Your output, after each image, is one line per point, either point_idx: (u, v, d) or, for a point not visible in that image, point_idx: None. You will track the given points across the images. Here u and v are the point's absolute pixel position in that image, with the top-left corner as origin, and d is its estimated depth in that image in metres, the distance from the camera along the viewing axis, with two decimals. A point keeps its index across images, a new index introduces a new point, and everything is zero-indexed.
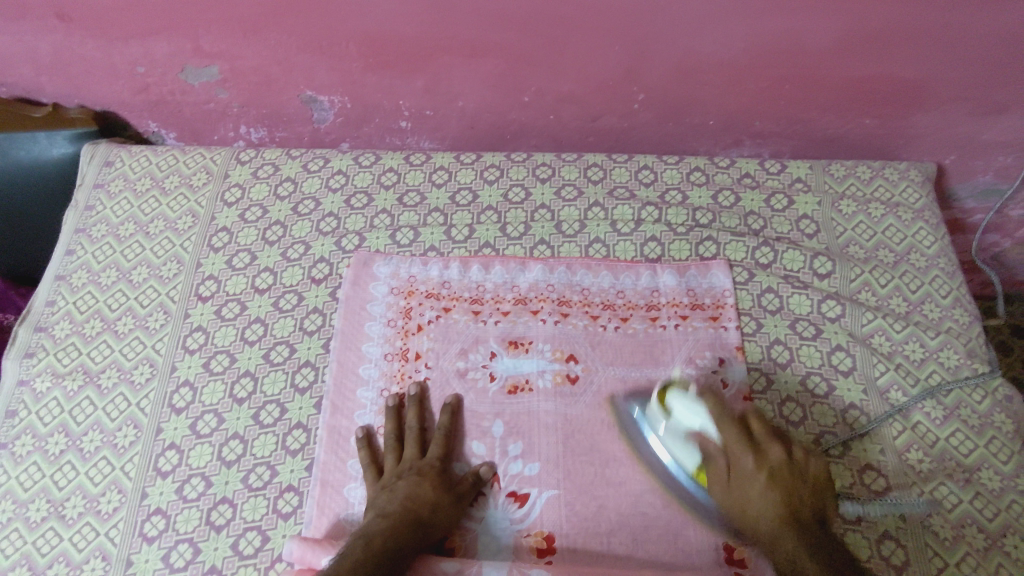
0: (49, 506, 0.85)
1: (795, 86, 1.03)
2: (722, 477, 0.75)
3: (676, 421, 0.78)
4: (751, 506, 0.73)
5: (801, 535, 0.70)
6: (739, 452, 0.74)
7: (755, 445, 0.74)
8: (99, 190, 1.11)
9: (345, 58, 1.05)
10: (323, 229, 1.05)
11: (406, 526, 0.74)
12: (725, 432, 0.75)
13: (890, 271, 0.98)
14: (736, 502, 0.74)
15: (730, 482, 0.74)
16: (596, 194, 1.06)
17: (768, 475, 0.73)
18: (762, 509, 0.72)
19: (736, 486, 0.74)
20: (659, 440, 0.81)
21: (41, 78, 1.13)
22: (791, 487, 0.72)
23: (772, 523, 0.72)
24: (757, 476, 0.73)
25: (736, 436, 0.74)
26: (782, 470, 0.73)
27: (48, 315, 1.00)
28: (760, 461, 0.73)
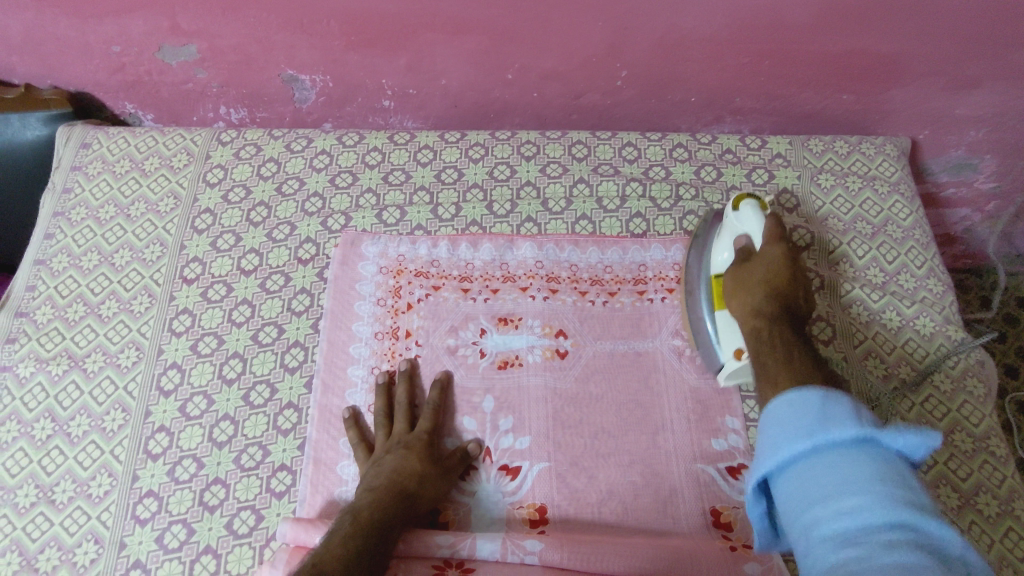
0: (37, 492, 0.85)
1: (774, 61, 1.04)
2: (740, 265, 0.82)
3: (734, 222, 0.86)
4: (755, 283, 0.79)
5: (782, 320, 0.74)
6: (771, 242, 0.81)
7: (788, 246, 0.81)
8: (77, 172, 1.09)
9: (326, 36, 1.04)
10: (309, 209, 1.04)
11: (392, 497, 0.75)
12: (772, 221, 0.82)
13: (868, 243, 1.00)
14: (741, 277, 0.81)
15: (748, 265, 0.82)
16: (581, 171, 1.06)
17: (782, 260, 0.79)
18: (764, 282, 0.78)
19: (752, 268, 0.81)
20: (711, 248, 0.90)
21: (14, 58, 1.10)
22: (795, 282, 0.78)
23: (760, 297, 0.77)
24: (776, 261, 0.79)
25: (775, 229, 0.82)
26: (795, 272, 0.79)
27: (30, 300, 0.99)
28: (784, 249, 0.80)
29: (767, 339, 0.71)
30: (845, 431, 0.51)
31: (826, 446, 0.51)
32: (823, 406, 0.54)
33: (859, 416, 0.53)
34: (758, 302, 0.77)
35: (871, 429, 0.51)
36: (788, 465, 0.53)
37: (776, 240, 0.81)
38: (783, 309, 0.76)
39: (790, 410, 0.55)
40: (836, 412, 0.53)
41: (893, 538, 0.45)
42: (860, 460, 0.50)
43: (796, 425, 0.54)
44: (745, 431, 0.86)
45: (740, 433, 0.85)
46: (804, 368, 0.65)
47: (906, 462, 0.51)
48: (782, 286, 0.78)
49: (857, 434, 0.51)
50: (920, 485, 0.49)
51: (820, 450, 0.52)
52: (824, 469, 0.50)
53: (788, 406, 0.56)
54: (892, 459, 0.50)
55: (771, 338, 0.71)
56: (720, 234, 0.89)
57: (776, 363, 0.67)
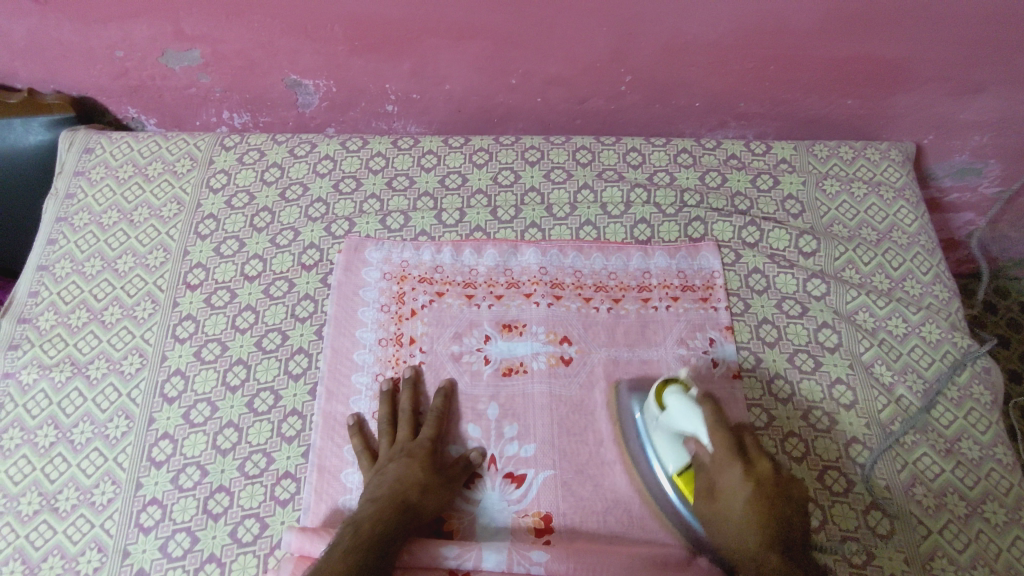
0: (41, 499, 0.84)
1: (778, 67, 1.04)
2: (708, 497, 0.73)
3: (672, 419, 0.78)
4: (735, 527, 0.70)
5: (788, 562, 0.66)
6: (726, 467, 0.72)
7: (740, 454, 0.72)
8: (80, 177, 1.09)
9: (330, 41, 1.03)
10: (312, 215, 1.04)
11: (394, 508, 0.74)
12: (716, 441, 0.73)
13: (874, 249, 1.00)
14: (719, 517, 0.72)
15: (717, 499, 0.72)
16: (585, 176, 1.06)
17: (753, 488, 0.70)
18: (749, 524, 0.69)
19: (725, 506, 0.72)
20: (654, 447, 0.81)
21: (16, 62, 1.10)
22: (779, 508, 0.69)
23: (754, 539, 0.69)
24: (745, 494, 0.70)
25: (727, 448, 0.72)
26: (772, 493, 0.70)
27: (33, 306, 0.98)
28: (746, 472, 0.71)
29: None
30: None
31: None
32: None
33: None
34: (755, 551, 0.68)
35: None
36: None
37: (731, 464, 0.72)
38: (782, 548, 0.67)
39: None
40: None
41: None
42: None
43: None
44: None
45: None
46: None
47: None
48: (766, 518, 0.69)
49: None
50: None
51: None
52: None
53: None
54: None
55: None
56: (655, 435, 0.81)
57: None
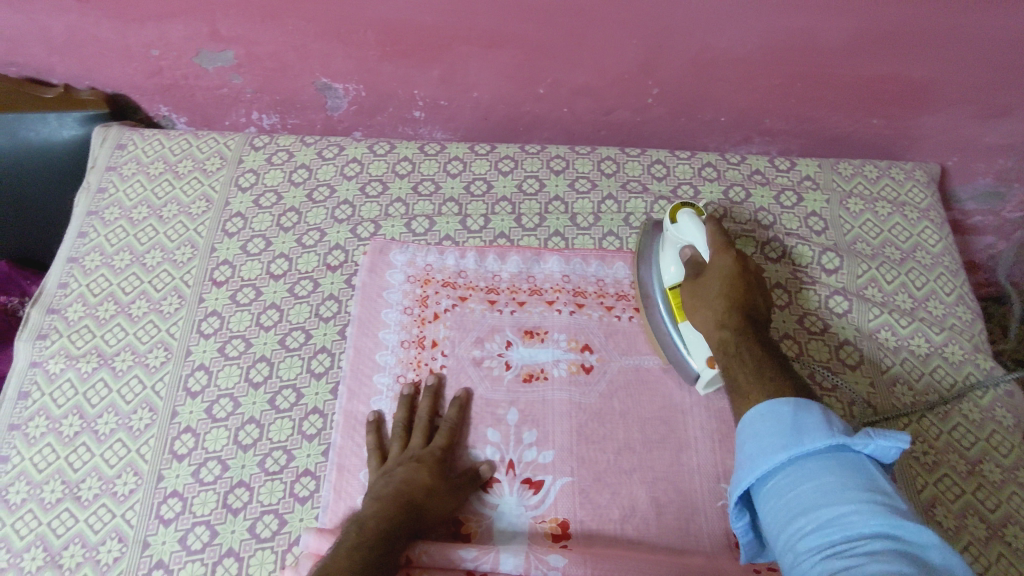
0: (63, 488, 0.85)
1: (805, 84, 1.05)
2: (695, 279, 0.83)
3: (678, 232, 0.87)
4: (712, 295, 0.80)
5: (748, 325, 0.77)
6: (719, 252, 0.82)
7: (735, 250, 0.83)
8: (111, 173, 1.11)
9: (362, 46, 1.05)
10: (338, 216, 1.05)
11: (399, 509, 0.75)
12: (715, 234, 0.84)
13: (897, 268, 1.00)
14: (697, 294, 0.82)
15: (704, 278, 0.82)
16: (610, 187, 1.07)
17: (737, 272, 0.81)
18: (722, 295, 0.80)
19: (705, 281, 0.82)
20: (658, 261, 0.91)
21: (54, 59, 1.12)
22: (750, 289, 0.81)
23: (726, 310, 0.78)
24: (729, 269, 0.81)
25: (721, 239, 0.83)
26: (749, 279, 0.81)
27: (61, 298, 1.00)
28: (736, 260, 0.81)
29: (737, 354, 0.74)
30: (817, 442, 0.60)
31: (804, 458, 0.60)
32: (796, 419, 0.62)
33: (831, 425, 0.61)
34: (721, 315, 0.78)
35: (842, 442, 0.59)
36: (767, 476, 0.62)
37: (722, 250, 0.82)
38: (746, 315, 0.78)
39: (766, 423, 0.64)
40: (808, 421, 0.62)
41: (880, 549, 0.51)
42: (831, 468, 0.58)
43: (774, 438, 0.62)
44: None
45: None
46: (774, 382, 0.69)
47: (874, 462, 0.61)
48: (739, 292, 0.80)
49: (830, 444, 0.59)
50: (886, 481, 0.58)
51: (795, 459, 0.60)
52: (801, 476, 0.59)
53: (766, 411, 0.64)
54: (861, 463, 0.59)
55: (742, 353, 0.74)
56: (662, 247, 0.90)
57: (748, 380, 0.71)
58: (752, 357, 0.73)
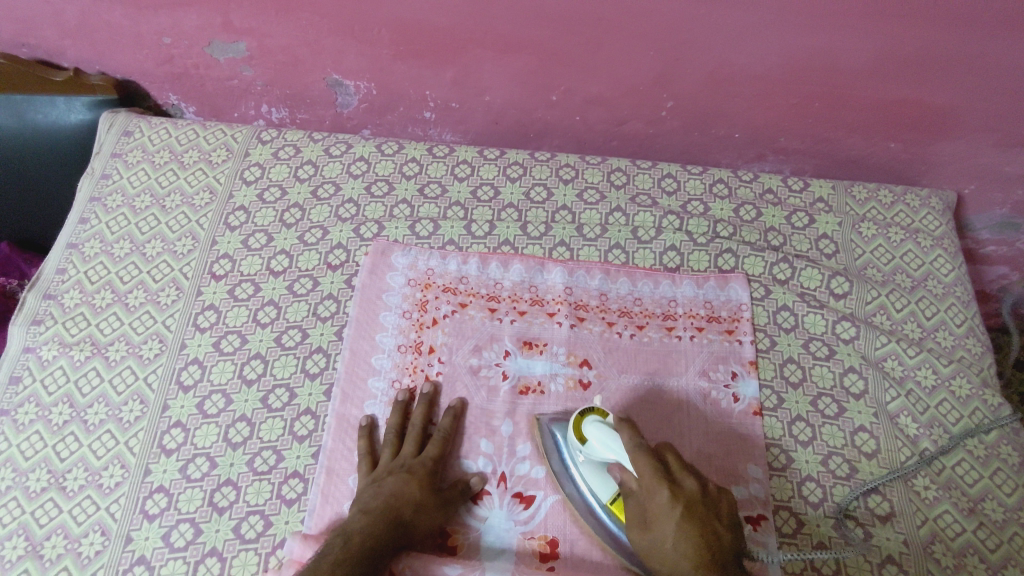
0: (49, 477, 0.84)
1: (823, 104, 1.03)
2: (641, 520, 0.71)
3: (595, 450, 0.76)
4: (668, 549, 0.68)
5: None
6: (652, 489, 0.71)
7: (665, 476, 0.71)
8: (116, 159, 1.10)
9: (375, 44, 1.04)
10: (342, 215, 1.04)
11: (386, 523, 0.74)
12: (639, 466, 0.71)
13: (907, 296, 0.98)
14: (655, 549, 0.70)
15: (650, 525, 0.71)
16: (618, 199, 1.05)
17: (682, 509, 0.69)
18: (683, 551, 0.67)
19: (655, 528, 0.70)
20: (586, 486, 0.79)
21: (65, 42, 1.11)
22: (710, 523, 0.68)
23: (691, 567, 0.66)
24: (671, 511, 0.69)
25: (650, 469, 0.71)
26: (696, 508, 0.69)
27: (59, 283, 0.99)
28: (674, 494, 0.69)
29: None
30: None
31: None
32: None
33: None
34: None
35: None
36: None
37: (657, 485, 0.70)
38: (717, 567, 0.66)
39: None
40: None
41: None
42: None
43: None
44: (768, 480, 0.83)
45: (763, 483, 0.83)
46: None
47: None
48: (697, 539, 0.67)
49: None
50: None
51: None
52: None
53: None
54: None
55: None
56: (585, 469, 0.79)
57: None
58: None
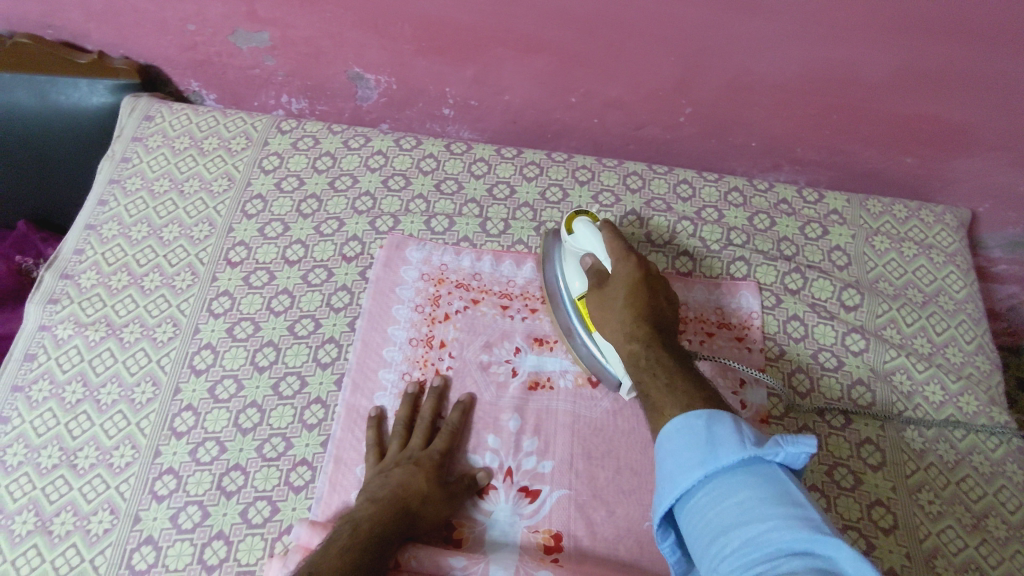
0: (61, 454, 0.85)
1: (841, 116, 1.03)
2: (600, 289, 0.83)
3: (580, 242, 0.88)
4: (616, 305, 0.80)
5: (654, 334, 0.76)
6: (618, 261, 0.83)
7: (633, 259, 0.83)
8: (137, 143, 1.11)
9: (398, 39, 1.04)
10: (359, 207, 1.05)
11: (393, 513, 0.74)
12: (612, 244, 0.84)
13: (918, 311, 0.98)
14: (605, 307, 0.81)
15: (605, 288, 0.83)
16: (633, 203, 1.06)
17: (637, 280, 0.81)
18: (626, 307, 0.79)
19: (610, 297, 0.82)
20: (563, 272, 0.91)
21: (89, 25, 1.11)
22: (652, 297, 0.80)
23: (632, 318, 0.78)
24: (629, 277, 0.81)
25: (619, 245, 0.84)
26: (648, 282, 0.81)
27: (76, 264, 1.00)
28: (635, 266, 0.82)
29: (647, 366, 0.73)
30: (731, 457, 0.55)
31: (717, 472, 0.55)
32: (710, 434, 0.58)
33: (743, 435, 0.56)
34: (628, 328, 0.78)
35: (754, 452, 0.55)
36: (686, 495, 0.57)
37: (623, 258, 0.83)
38: (653, 328, 0.77)
39: (680, 439, 0.59)
40: (721, 433, 0.57)
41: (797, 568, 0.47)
42: (745, 483, 0.53)
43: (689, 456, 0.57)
44: None
45: None
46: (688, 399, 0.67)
47: (787, 470, 0.56)
48: (640, 302, 0.79)
49: (743, 457, 0.55)
50: (802, 490, 0.53)
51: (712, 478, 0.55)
52: (721, 494, 0.54)
53: (679, 426, 0.60)
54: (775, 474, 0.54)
55: (649, 366, 0.73)
56: (566, 259, 0.90)
57: (660, 399, 0.68)
58: (660, 363, 0.73)
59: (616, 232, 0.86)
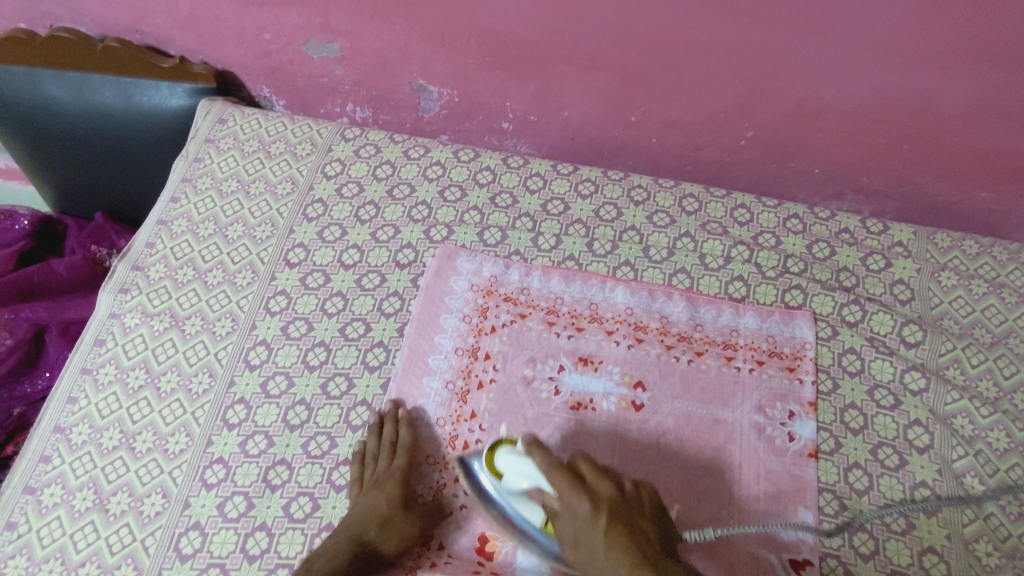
0: (121, 436, 0.89)
1: (913, 146, 1.00)
2: (572, 534, 0.69)
3: (510, 481, 0.75)
4: (601, 558, 0.66)
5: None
6: (571, 495, 0.69)
7: (590, 487, 0.70)
8: (209, 144, 1.16)
9: (463, 53, 1.07)
10: (414, 216, 1.07)
11: (350, 545, 0.76)
12: (555, 481, 0.70)
13: (985, 352, 0.94)
14: (590, 560, 0.68)
15: (579, 533, 0.69)
16: (688, 224, 1.05)
17: (605, 515, 0.68)
18: (616, 559, 0.65)
19: (586, 543, 0.68)
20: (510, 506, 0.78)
21: (174, 31, 1.16)
22: (633, 522, 0.68)
23: (632, 568, 0.64)
24: (595, 515, 0.68)
25: (568, 486, 0.70)
26: (621, 509, 0.69)
27: (147, 256, 1.05)
28: (593, 502, 0.69)
29: None
30: None
31: None
32: None
33: None
34: None
35: None
36: None
37: (575, 495, 0.69)
38: (662, 569, 0.64)
39: None
40: None
41: None
42: None
43: None
44: (817, 525, 0.81)
45: (811, 528, 0.80)
46: None
47: None
48: (625, 542, 0.66)
49: None
50: None
51: None
52: None
53: None
54: None
55: None
56: (510, 498, 0.77)
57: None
58: None
59: (545, 452, 0.73)
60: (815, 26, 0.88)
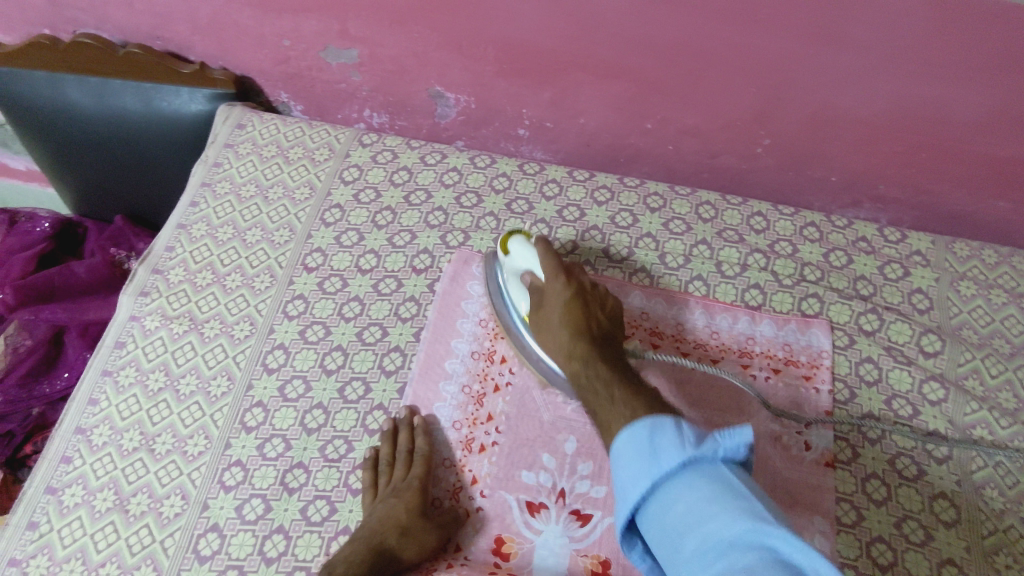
0: (141, 438, 0.90)
1: (930, 155, 1.00)
2: (539, 309, 0.87)
3: (515, 261, 0.92)
4: (552, 325, 0.84)
5: (595, 346, 0.79)
6: (552, 275, 0.87)
7: (568, 273, 0.86)
8: (228, 149, 1.17)
9: (480, 61, 1.07)
10: (431, 221, 1.07)
11: (370, 550, 0.77)
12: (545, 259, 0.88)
13: (1005, 362, 0.93)
14: (544, 324, 0.85)
15: (544, 307, 0.86)
16: (704, 232, 1.05)
17: (570, 291, 0.84)
18: (561, 322, 0.82)
19: (548, 312, 0.85)
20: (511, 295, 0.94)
21: (194, 37, 1.18)
22: (589, 308, 0.83)
23: (571, 333, 0.81)
24: (562, 294, 0.85)
25: (552, 266, 0.87)
26: (583, 296, 0.84)
27: (167, 260, 1.06)
28: (568, 281, 0.85)
29: (589, 380, 0.75)
30: (671, 463, 0.56)
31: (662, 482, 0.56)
32: (652, 441, 0.58)
33: (681, 436, 0.58)
34: (569, 339, 0.80)
35: (693, 455, 0.56)
36: (643, 510, 0.58)
37: (554, 275, 0.86)
38: (591, 338, 0.80)
39: (628, 450, 0.60)
40: (663, 443, 0.58)
41: (753, 562, 0.48)
42: (695, 485, 0.55)
43: (634, 462, 0.58)
44: (834, 535, 0.80)
45: (828, 538, 0.80)
46: (625, 399, 0.68)
47: (732, 464, 0.57)
48: (576, 311, 0.82)
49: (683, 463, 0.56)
50: (748, 484, 0.54)
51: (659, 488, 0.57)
52: (682, 493, 0.55)
53: (625, 443, 0.60)
54: (719, 470, 0.55)
55: (591, 379, 0.74)
56: (509, 281, 0.93)
57: (604, 406, 0.69)
58: (598, 372, 0.74)
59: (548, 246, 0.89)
60: (833, 35, 0.88)
